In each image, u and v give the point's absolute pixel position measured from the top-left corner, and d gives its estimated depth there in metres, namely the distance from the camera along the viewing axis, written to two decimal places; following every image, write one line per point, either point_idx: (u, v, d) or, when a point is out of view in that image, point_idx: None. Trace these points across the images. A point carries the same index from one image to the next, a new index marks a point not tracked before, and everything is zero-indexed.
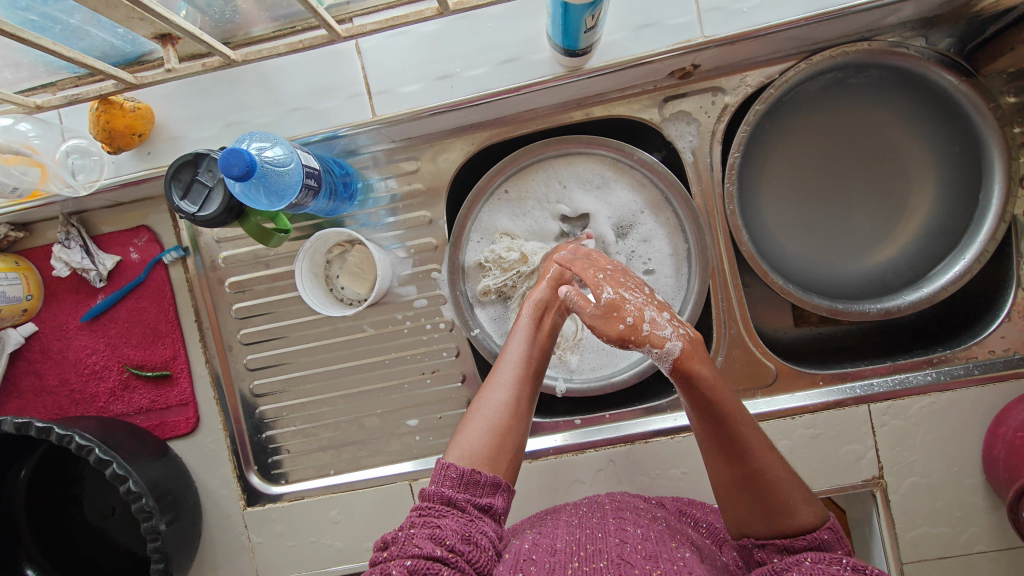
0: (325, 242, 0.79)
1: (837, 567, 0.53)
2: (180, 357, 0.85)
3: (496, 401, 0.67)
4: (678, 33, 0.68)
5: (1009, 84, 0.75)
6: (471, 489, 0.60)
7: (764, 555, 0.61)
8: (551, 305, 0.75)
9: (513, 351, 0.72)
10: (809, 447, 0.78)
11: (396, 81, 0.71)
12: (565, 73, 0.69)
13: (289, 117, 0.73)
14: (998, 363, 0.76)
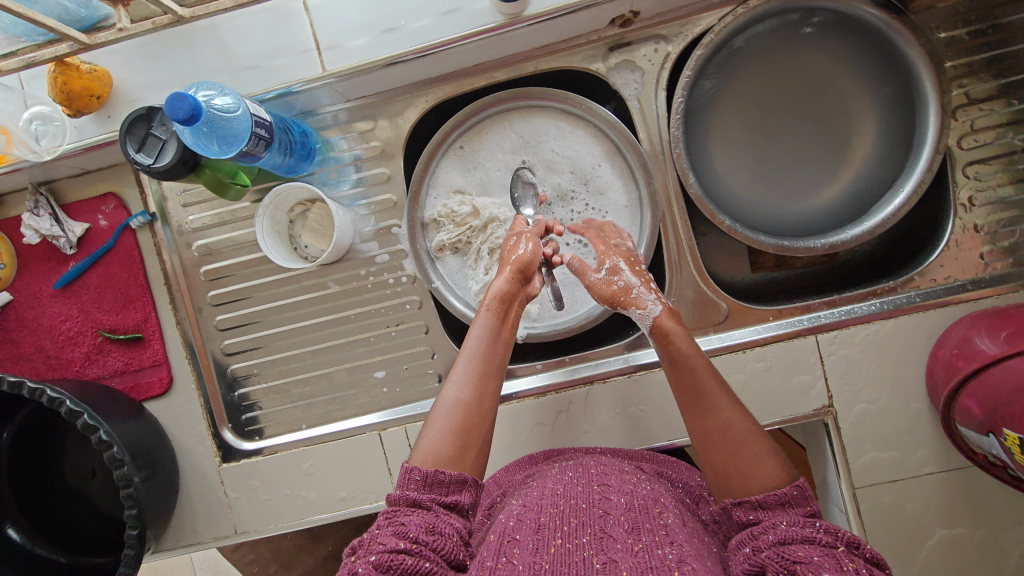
0: (285, 199, 0.82)
1: (813, 531, 0.53)
2: (151, 320, 0.88)
3: (453, 396, 0.68)
4: None
5: (938, 20, 0.78)
6: (437, 489, 0.60)
7: (742, 514, 0.59)
8: (513, 296, 0.76)
9: (471, 347, 0.72)
10: (761, 380, 0.81)
11: (343, 35, 0.73)
12: (505, 21, 0.72)
13: (242, 76, 0.75)
14: (939, 290, 0.79)
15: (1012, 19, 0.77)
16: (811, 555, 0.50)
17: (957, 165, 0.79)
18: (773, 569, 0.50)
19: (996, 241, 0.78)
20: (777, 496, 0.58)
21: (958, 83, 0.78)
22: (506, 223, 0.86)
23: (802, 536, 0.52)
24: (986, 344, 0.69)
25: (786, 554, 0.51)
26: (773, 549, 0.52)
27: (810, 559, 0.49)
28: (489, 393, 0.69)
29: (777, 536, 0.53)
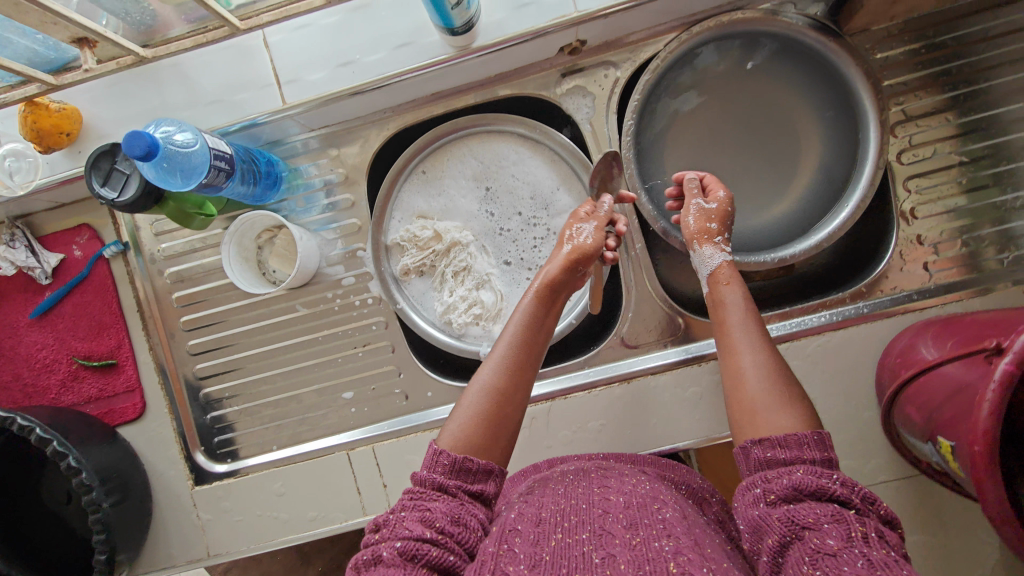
0: (252, 227, 0.85)
1: (827, 482, 0.52)
2: (124, 347, 0.90)
3: (486, 382, 0.69)
4: (555, 10, 0.75)
5: (869, 43, 0.82)
6: (463, 476, 0.61)
7: (760, 452, 0.59)
8: (559, 288, 0.77)
9: (507, 335, 0.73)
10: (717, 391, 0.84)
11: (302, 70, 0.77)
12: (456, 53, 0.75)
13: (207, 110, 0.79)
14: (886, 300, 0.82)
15: (942, 40, 0.81)
16: (819, 519, 0.50)
17: (897, 180, 0.82)
18: (780, 532, 0.51)
19: (938, 251, 0.81)
20: (796, 439, 0.57)
21: (896, 100, 0.83)
22: (467, 246, 0.89)
23: (816, 485, 0.52)
24: (927, 351, 0.70)
25: (795, 517, 0.51)
26: (785, 507, 0.53)
27: (819, 525, 0.49)
28: (523, 382, 0.70)
29: (791, 482, 0.53)
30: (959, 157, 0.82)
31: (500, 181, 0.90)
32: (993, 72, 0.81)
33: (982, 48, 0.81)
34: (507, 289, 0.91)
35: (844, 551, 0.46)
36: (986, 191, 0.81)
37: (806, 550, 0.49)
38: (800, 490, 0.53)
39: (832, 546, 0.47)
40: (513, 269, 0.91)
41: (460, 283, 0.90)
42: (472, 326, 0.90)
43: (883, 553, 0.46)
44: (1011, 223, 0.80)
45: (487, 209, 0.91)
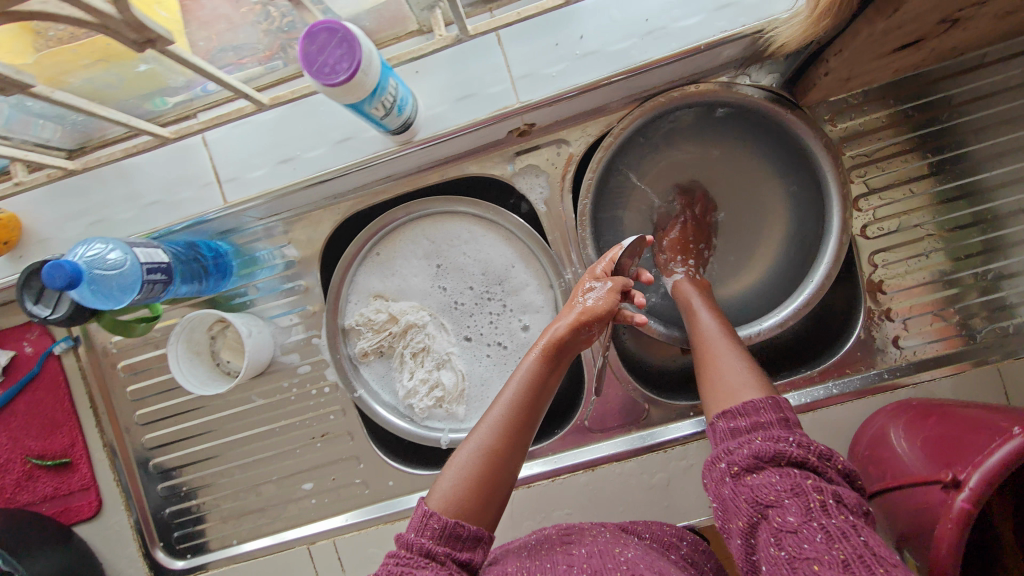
0: (201, 321, 0.82)
1: (784, 446, 0.55)
2: (78, 444, 0.88)
3: (478, 449, 0.64)
4: (496, 101, 0.71)
5: (828, 113, 0.80)
6: (453, 542, 0.58)
7: (725, 424, 0.62)
8: (565, 349, 0.70)
9: (505, 396, 0.67)
10: (685, 476, 0.82)
11: (242, 168, 0.75)
12: (396, 148, 0.72)
13: (147, 211, 0.77)
14: (855, 380, 0.80)
15: (903, 109, 0.80)
16: (779, 495, 0.52)
17: (864, 254, 0.81)
18: (749, 513, 0.54)
19: (905, 325, 0.80)
20: (752, 405, 0.60)
21: (859, 172, 0.80)
22: (424, 327, 0.85)
23: (775, 451, 0.55)
24: (896, 436, 0.68)
25: (758, 497, 0.54)
26: (749, 479, 0.56)
27: (780, 502, 0.52)
28: (519, 446, 0.65)
29: (752, 451, 0.56)
30: (925, 229, 0.80)
31: (456, 259, 0.87)
32: (959, 141, 0.80)
33: (946, 117, 0.80)
34: (468, 367, 0.87)
35: (804, 526, 0.49)
36: (952, 263, 0.80)
37: (771, 529, 0.52)
38: (760, 460, 0.56)
39: (792, 523, 0.50)
40: (473, 345, 0.87)
41: (419, 365, 0.86)
42: (433, 408, 0.86)
43: (842, 520, 0.49)
44: (977, 296, 0.80)
45: (442, 288, 0.87)
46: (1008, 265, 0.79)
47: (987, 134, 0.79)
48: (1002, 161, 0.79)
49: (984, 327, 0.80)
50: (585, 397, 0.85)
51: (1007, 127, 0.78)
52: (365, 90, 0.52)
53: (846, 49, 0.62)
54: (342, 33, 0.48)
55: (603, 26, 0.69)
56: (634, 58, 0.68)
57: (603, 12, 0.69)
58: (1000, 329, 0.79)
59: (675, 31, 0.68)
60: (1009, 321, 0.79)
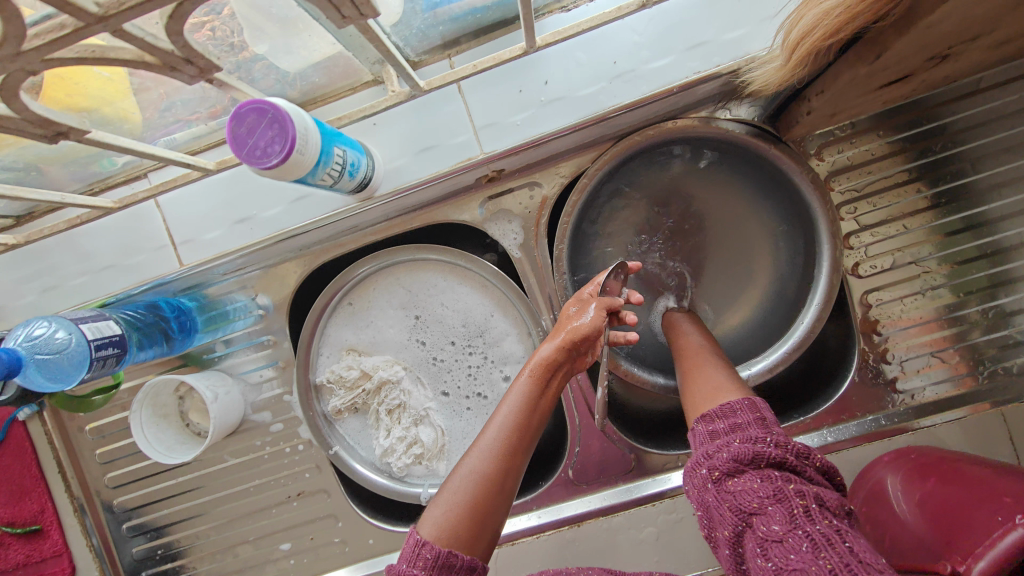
0: (166, 385, 0.78)
1: (763, 447, 0.51)
2: (48, 510, 0.85)
3: (475, 471, 0.59)
4: (458, 150, 0.72)
5: (812, 146, 0.76)
6: (446, 573, 0.53)
7: (705, 428, 0.58)
8: (560, 364, 0.66)
9: (504, 415, 0.62)
10: (675, 530, 0.78)
11: (196, 231, 0.76)
12: (356, 205, 0.72)
13: (104, 275, 0.76)
14: (851, 426, 0.76)
15: (893, 141, 0.76)
16: (760, 497, 0.47)
17: (856, 293, 0.77)
18: (733, 523, 0.48)
19: (903, 367, 0.76)
20: (732, 408, 0.56)
21: (849, 209, 0.77)
22: (399, 382, 0.82)
23: (753, 452, 0.50)
24: (895, 485, 0.65)
25: (740, 502, 0.48)
26: (729, 483, 0.50)
27: (761, 508, 0.46)
28: (514, 470, 0.60)
29: (730, 454, 0.51)
30: (921, 265, 0.77)
31: (430, 309, 0.84)
32: (954, 172, 0.76)
33: (940, 147, 0.76)
34: (448, 423, 0.83)
35: (788, 533, 0.43)
36: (951, 300, 0.76)
37: (757, 538, 0.46)
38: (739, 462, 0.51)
39: (778, 532, 0.44)
40: (452, 400, 0.83)
41: (396, 422, 0.83)
42: (413, 465, 0.83)
43: (825, 524, 0.43)
44: (978, 336, 0.76)
45: (417, 340, 0.84)
46: (1009, 302, 0.75)
47: (984, 165, 0.75)
48: (1001, 192, 0.75)
49: (986, 368, 0.76)
50: (570, 449, 0.81)
51: (1009, 154, 0.75)
52: (303, 168, 0.49)
53: (829, 89, 0.58)
54: (272, 113, 0.45)
55: (568, 70, 0.70)
56: (602, 104, 0.70)
57: (569, 55, 0.70)
58: (1003, 370, 0.75)
59: (646, 74, 0.69)
60: (1008, 361, 0.76)
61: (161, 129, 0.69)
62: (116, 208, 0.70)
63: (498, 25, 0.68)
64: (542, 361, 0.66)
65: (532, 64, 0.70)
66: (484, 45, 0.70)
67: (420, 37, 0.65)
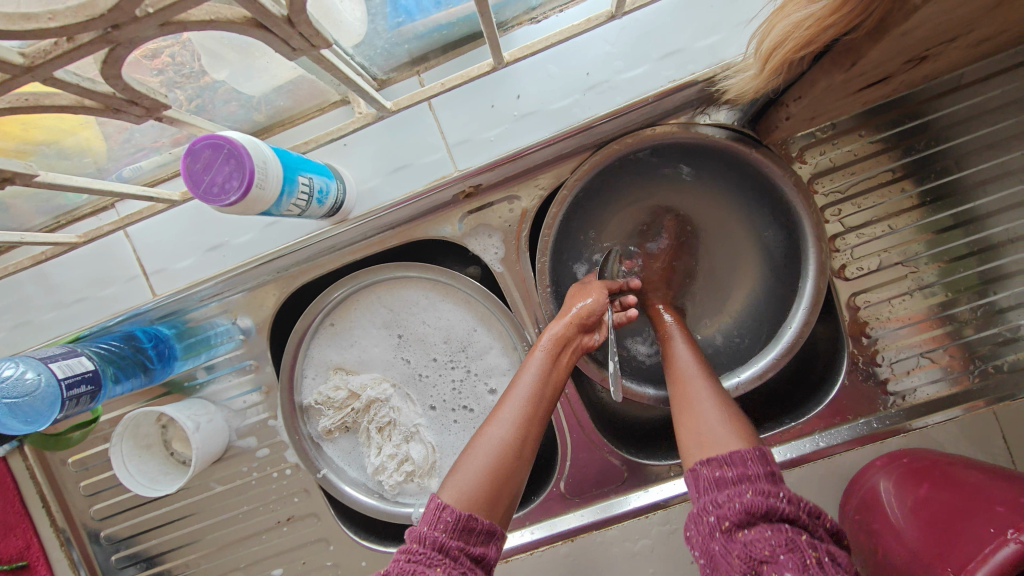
0: (146, 416, 0.77)
1: (776, 501, 0.48)
2: (33, 546, 0.82)
3: (499, 438, 0.59)
4: (433, 168, 0.73)
5: (791, 150, 0.75)
6: (466, 537, 0.53)
7: (709, 472, 0.53)
8: (569, 342, 0.68)
9: (522, 386, 0.63)
10: (670, 542, 0.77)
11: (168, 259, 0.78)
12: (330, 227, 0.72)
13: (78, 309, 0.78)
14: (846, 430, 0.75)
15: (876, 141, 0.75)
16: (774, 551, 0.45)
17: (844, 295, 0.76)
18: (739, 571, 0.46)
19: (894, 369, 0.75)
20: (743, 456, 0.52)
21: (833, 210, 0.76)
22: (388, 400, 0.80)
23: (766, 506, 0.48)
24: (887, 490, 0.64)
25: (751, 552, 0.46)
26: (739, 535, 0.47)
27: (776, 558, 0.44)
28: (535, 439, 0.61)
29: (742, 504, 0.48)
30: (908, 265, 0.75)
31: (413, 324, 0.82)
32: (941, 169, 0.75)
33: (925, 145, 0.75)
34: (438, 438, 0.81)
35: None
36: (942, 299, 0.75)
37: None
38: (751, 513, 0.48)
39: None
40: (440, 414, 0.81)
41: (387, 440, 0.80)
42: (404, 483, 0.80)
43: None
44: (968, 335, 0.75)
45: (401, 356, 0.82)
46: (999, 299, 0.74)
47: (969, 161, 0.74)
48: (988, 188, 0.74)
49: (978, 366, 0.75)
50: (560, 463, 0.80)
51: (992, 151, 0.73)
52: (265, 202, 0.49)
53: (807, 95, 0.57)
54: (228, 148, 0.46)
55: (540, 81, 0.72)
56: (577, 115, 0.71)
57: (541, 67, 0.71)
58: (996, 368, 0.74)
59: (619, 84, 0.71)
60: (999, 360, 0.74)
61: (126, 158, 0.67)
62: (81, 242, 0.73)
63: (466, 40, 0.71)
64: (553, 337, 0.68)
65: (503, 78, 0.72)
66: (451, 61, 0.72)
67: (386, 56, 0.67)
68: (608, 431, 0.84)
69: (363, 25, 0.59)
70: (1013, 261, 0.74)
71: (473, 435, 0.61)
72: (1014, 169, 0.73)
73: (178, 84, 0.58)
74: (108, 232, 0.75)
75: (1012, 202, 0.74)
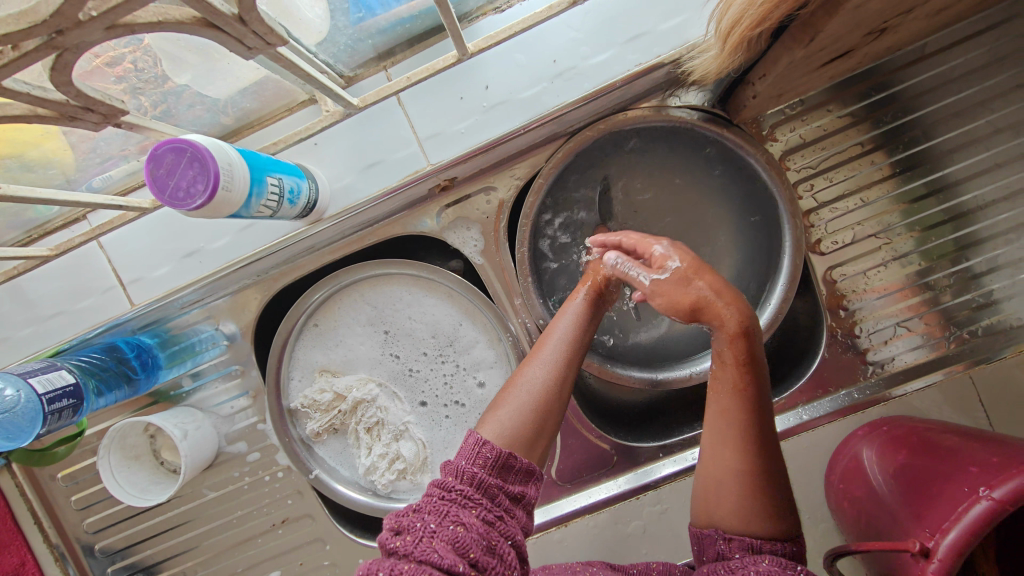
0: (132, 427, 0.76)
1: (793, 574, 0.48)
2: (28, 564, 0.81)
3: (539, 379, 0.60)
4: (406, 164, 0.73)
5: (762, 129, 0.76)
6: (504, 474, 0.53)
7: (726, 548, 0.53)
8: (606, 292, 0.68)
9: (560, 333, 0.64)
10: (662, 522, 0.78)
11: (144, 268, 0.77)
12: (307, 227, 0.72)
13: (58, 321, 0.78)
14: (828, 402, 0.76)
15: (845, 115, 0.76)
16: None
17: (819, 270, 0.77)
18: None
19: (873, 339, 0.76)
20: (770, 546, 0.51)
21: (806, 186, 0.77)
22: (375, 400, 0.79)
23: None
24: (870, 458, 0.65)
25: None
26: None
27: None
28: (572, 384, 0.62)
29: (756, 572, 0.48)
30: (882, 237, 0.77)
31: (398, 322, 0.82)
32: (909, 140, 0.76)
33: (893, 117, 0.76)
34: (428, 434, 0.81)
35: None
36: (916, 268, 0.76)
37: None
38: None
39: None
40: (431, 410, 0.81)
41: (376, 440, 0.80)
42: (396, 480, 0.81)
43: None
44: (944, 302, 0.76)
45: (387, 354, 0.82)
46: (972, 265, 0.76)
47: (937, 131, 0.75)
48: (956, 156, 0.75)
49: (955, 333, 0.76)
50: (550, 451, 0.81)
51: (958, 120, 0.75)
52: (233, 204, 0.49)
53: (771, 73, 0.58)
54: (191, 152, 0.46)
55: (506, 71, 0.72)
56: (546, 103, 0.71)
57: (506, 56, 0.71)
58: (973, 333, 0.76)
59: (586, 70, 0.71)
60: (975, 324, 0.76)
61: (96, 167, 0.66)
62: (52, 255, 0.74)
63: (430, 32, 0.71)
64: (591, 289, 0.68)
65: (470, 70, 0.72)
66: (416, 55, 0.72)
67: (350, 52, 0.67)
68: (598, 418, 0.85)
69: (324, 22, 0.60)
70: (984, 227, 0.75)
71: (511, 378, 0.62)
72: (980, 137, 0.74)
73: (142, 90, 0.59)
74: (82, 242, 0.76)
75: (979, 168, 0.75)
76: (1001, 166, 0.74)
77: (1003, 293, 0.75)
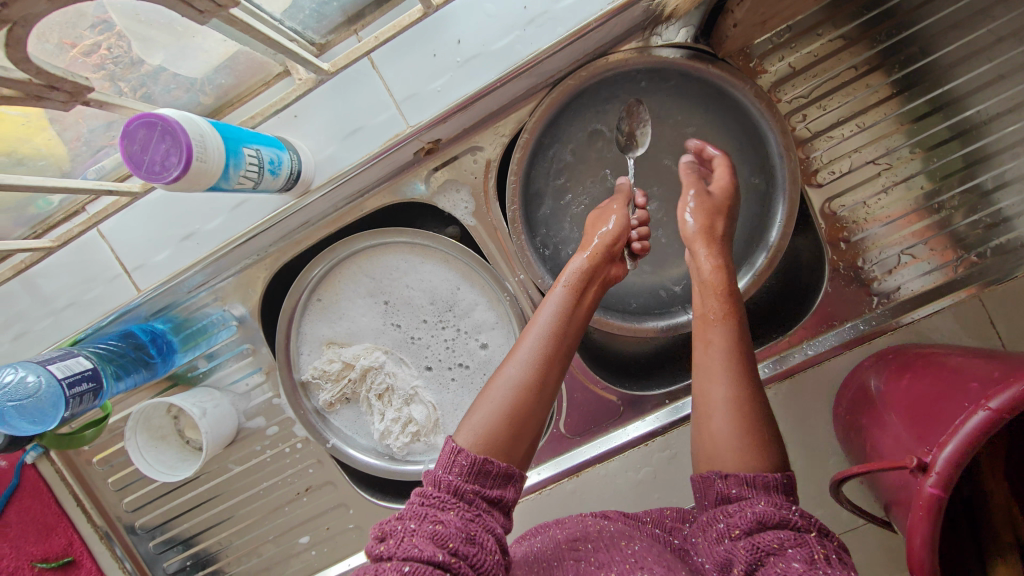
0: (155, 409, 0.80)
1: (790, 513, 0.49)
2: (77, 542, 0.86)
3: (514, 378, 0.60)
4: (387, 128, 0.73)
5: (749, 62, 0.73)
6: (481, 479, 0.54)
7: (725, 487, 0.52)
8: (595, 275, 0.68)
9: (541, 324, 0.63)
10: (671, 465, 0.79)
11: (146, 255, 0.80)
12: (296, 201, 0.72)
13: (70, 314, 0.81)
14: (837, 336, 0.74)
15: (837, 37, 0.73)
16: (782, 543, 0.47)
17: (817, 203, 0.75)
18: (746, 561, 0.47)
19: (877, 270, 0.75)
20: (763, 480, 0.51)
21: (798, 117, 0.74)
22: (382, 367, 0.81)
23: (779, 517, 0.48)
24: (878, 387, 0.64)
25: (759, 544, 0.47)
26: (749, 537, 0.48)
27: (783, 550, 0.46)
28: (553, 377, 0.61)
29: (755, 516, 0.49)
30: (881, 163, 0.74)
31: (398, 291, 0.83)
32: (904, 59, 0.73)
33: (887, 35, 0.72)
34: (437, 397, 0.82)
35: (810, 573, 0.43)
36: (919, 191, 0.74)
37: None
38: (763, 521, 0.48)
39: (799, 568, 0.44)
40: (437, 373, 0.82)
41: (388, 405, 0.82)
42: (411, 444, 0.83)
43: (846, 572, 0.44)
44: (953, 225, 0.73)
45: (389, 323, 0.83)
46: (980, 183, 0.73)
47: (935, 45, 0.72)
48: (961, 69, 0.72)
49: (963, 255, 0.73)
50: (556, 406, 0.82)
51: (956, 31, 0.71)
52: (210, 175, 0.50)
53: None
54: (161, 126, 0.47)
55: (477, 23, 0.71)
56: (521, 52, 0.70)
57: (476, 7, 0.70)
58: (985, 253, 0.73)
59: (559, 14, 0.69)
60: (985, 245, 0.73)
61: (89, 158, 0.68)
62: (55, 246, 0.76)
63: None
64: (578, 270, 0.67)
65: (440, 24, 0.71)
66: (386, 15, 0.71)
67: (318, 17, 0.66)
68: (602, 370, 0.86)
69: None
70: (994, 141, 0.72)
71: (491, 376, 0.62)
72: (983, 47, 0.71)
73: (121, 76, 0.61)
74: (81, 232, 0.78)
75: (985, 80, 0.71)
76: (1004, 77, 0.71)
77: (1014, 210, 0.72)
